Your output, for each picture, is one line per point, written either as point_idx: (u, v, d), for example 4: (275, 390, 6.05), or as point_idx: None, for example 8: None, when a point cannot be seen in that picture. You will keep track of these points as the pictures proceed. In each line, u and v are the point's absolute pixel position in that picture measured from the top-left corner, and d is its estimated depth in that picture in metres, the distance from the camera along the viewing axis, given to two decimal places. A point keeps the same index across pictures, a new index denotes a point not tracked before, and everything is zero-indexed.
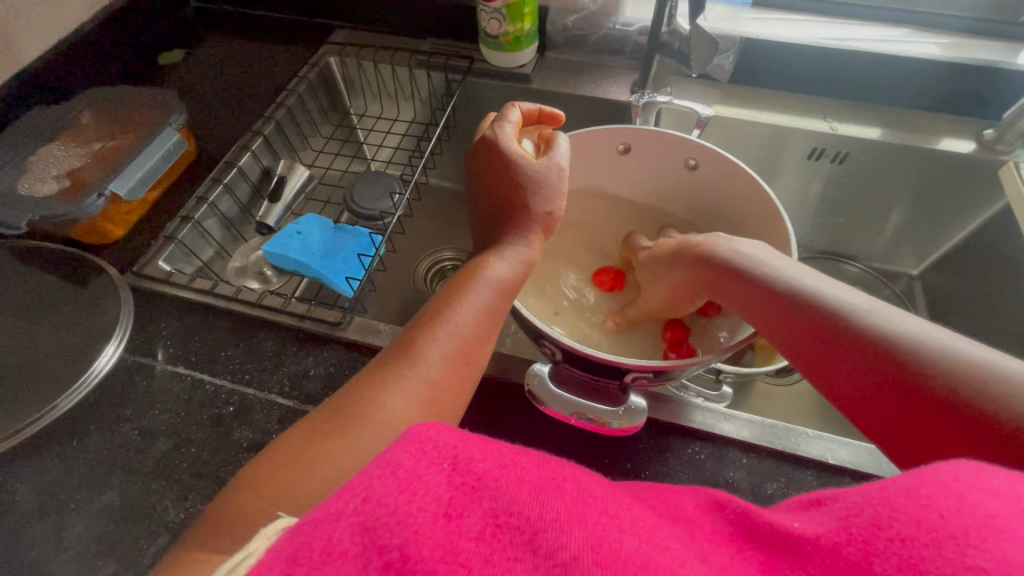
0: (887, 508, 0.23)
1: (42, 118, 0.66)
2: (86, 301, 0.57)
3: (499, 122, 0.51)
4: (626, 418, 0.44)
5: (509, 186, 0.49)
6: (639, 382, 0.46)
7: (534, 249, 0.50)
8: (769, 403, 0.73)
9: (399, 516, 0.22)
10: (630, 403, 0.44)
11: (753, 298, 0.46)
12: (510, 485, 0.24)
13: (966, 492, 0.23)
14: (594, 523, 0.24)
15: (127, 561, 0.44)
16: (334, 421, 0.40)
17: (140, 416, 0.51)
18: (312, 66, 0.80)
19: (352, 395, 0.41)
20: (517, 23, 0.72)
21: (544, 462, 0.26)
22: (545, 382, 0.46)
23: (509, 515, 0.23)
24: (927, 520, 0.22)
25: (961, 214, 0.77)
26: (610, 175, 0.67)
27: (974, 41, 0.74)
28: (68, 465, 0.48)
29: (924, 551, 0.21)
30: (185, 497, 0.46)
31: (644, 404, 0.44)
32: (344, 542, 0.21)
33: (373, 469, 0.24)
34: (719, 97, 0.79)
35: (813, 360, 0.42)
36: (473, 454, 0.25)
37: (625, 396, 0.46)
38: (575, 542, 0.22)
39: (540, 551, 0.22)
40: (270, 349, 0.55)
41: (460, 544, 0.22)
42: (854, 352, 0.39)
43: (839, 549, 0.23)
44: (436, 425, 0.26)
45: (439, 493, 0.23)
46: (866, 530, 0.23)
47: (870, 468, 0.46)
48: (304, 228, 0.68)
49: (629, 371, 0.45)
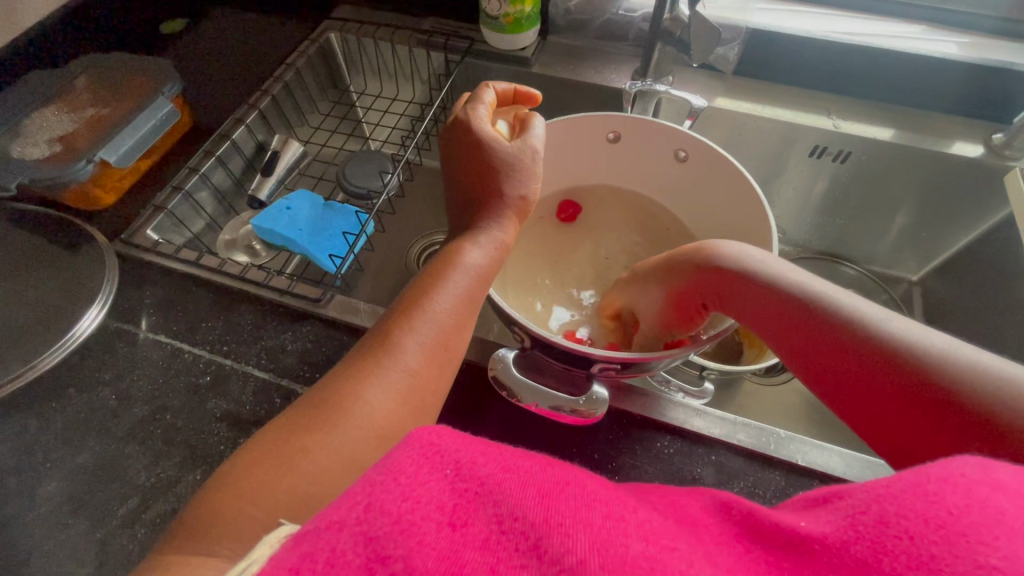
0: (895, 506, 0.23)
1: (38, 82, 0.66)
2: (74, 265, 0.57)
3: (471, 104, 0.50)
4: (587, 408, 0.44)
5: (480, 172, 0.49)
6: (605, 373, 0.46)
7: (509, 234, 0.49)
8: (753, 402, 0.72)
9: (402, 525, 0.21)
10: (591, 393, 0.44)
11: (761, 303, 0.44)
12: (513, 488, 0.24)
13: (974, 487, 0.22)
14: (598, 527, 0.23)
15: (97, 520, 0.45)
16: (314, 417, 0.40)
17: (119, 380, 0.52)
18: (312, 41, 0.79)
19: (335, 389, 0.42)
20: (517, 4, 0.70)
21: (547, 466, 0.27)
22: (509, 368, 0.46)
23: (513, 520, 0.23)
24: (936, 517, 0.22)
25: (967, 218, 0.74)
26: (602, 164, 0.66)
27: (996, 42, 0.70)
28: (46, 425, 0.49)
29: (933, 548, 0.21)
30: (157, 463, 0.47)
31: (606, 395, 0.44)
32: (347, 552, 0.21)
33: (374, 476, 0.24)
34: (723, 90, 0.77)
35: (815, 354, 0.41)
36: (475, 458, 0.25)
37: (588, 385, 0.47)
38: (582, 546, 0.22)
39: (545, 556, 0.22)
40: (250, 322, 0.55)
41: (465, 554, 0.22)
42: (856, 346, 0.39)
43: (847, 547, 0.23)
44: (437, 430, 0.26)
45: (443, 501, 0.23)
46: (874, 528, 0.22)
47: (840, 471, 0.46)
48: (294, 203, 0.68)
49: (596, 362, 0.44)
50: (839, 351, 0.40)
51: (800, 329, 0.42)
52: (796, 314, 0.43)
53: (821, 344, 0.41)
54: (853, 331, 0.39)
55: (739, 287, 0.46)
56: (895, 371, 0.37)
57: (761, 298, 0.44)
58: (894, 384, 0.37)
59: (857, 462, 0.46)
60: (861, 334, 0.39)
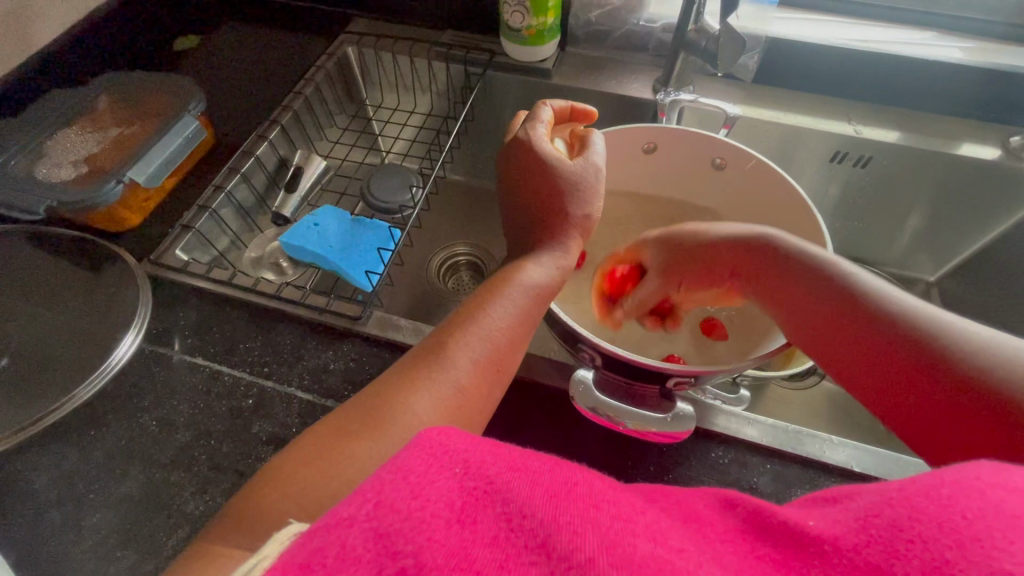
0: (908, 510, 0.23)
1: (59, 103, 0.65)
2: (105, 289, 0.56)
3: (531, 122, 0.51)
4: (675, 424, 0.44)
5: (544, 190, 0.49)
6: (680, 387, 0.47)
7: (572, 257, 0.49)
8: (782, 406, 0.73)
9: (412, 522, 0.21)
10: (678, 409, 0.45)
11: (787, 298, 0.46)
12: (522, 488, 0.24)
13: (988, 490, 0.23)
14: (606, 528, 0.23)
15: (148, 552, 0.44)
16: (359, 424, 0.40)
17: (159, 406, 0.50)
18: (330, 55, 0.79)
19: (376, 395, 0.41)
20: (540, 16, 0.70)
21: (555, 465, 0.26)
22: (590, 390, 0.46)
23: (522, 517, 0.23)
24: (950, 522, 0.22)
25: (984, 219, 0.76)
26: (634, 173, 0.66)
27: (1004, 46, 0.72)
28: (87, 455, 0.48)
29: (948, 553, 0.21)
30: (204, 490, 0.46)
31: (691, 411, 0.45)
32: (358, 548, 0.21)
33: (385, 474, 0.23)
34: (741, 97, 0.78)
35: (840, 350, 0.42)
36: (484, 458, 0.25)
37: (672, 403, 0.47)
38: (591, 544, 0.22)
39: (554, 554, 0.21)
40: (290, 342, 0.55)
41: (474, 550, 0.21)
42: (877, 340, 0.40)
43: (858, 551, 0.23)
44: (445, 430, 0.26)
45: (451, 499, 0.23)
46: (886, 532, 0.23)
47: (895, 476, 0.46)
48: (321, 220, 0.67)
49: (671, 376, 0.45)
50: (839, 318, 0.42)
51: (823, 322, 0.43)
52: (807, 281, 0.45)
53: (831, 322, 0.43)
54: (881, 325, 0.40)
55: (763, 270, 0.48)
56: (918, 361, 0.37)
57: (778, 276, 0.47)
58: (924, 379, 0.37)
59: (911, 466, 0.46)
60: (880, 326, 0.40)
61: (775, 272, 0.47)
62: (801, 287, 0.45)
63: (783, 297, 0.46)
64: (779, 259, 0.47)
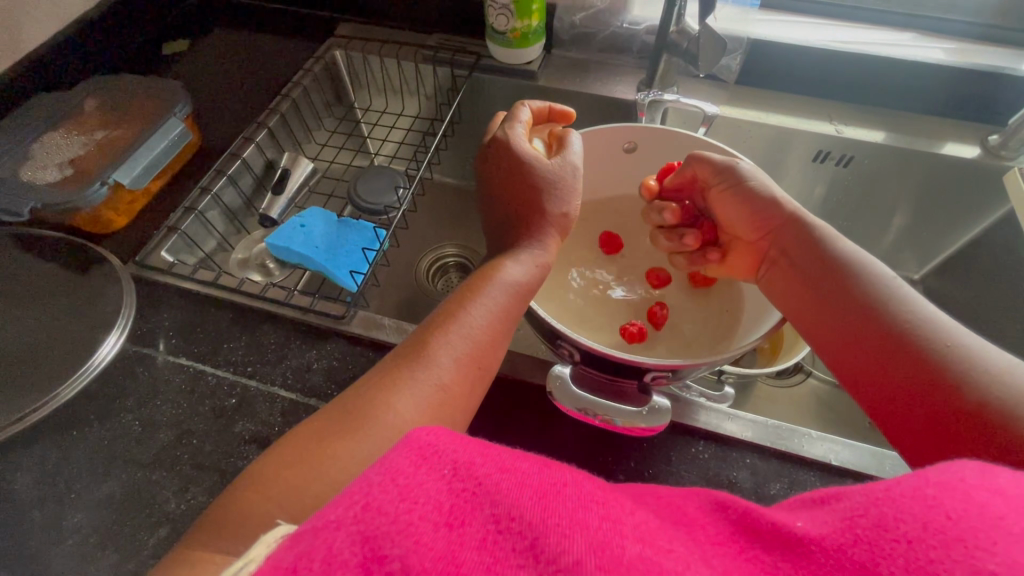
0: (892, 510, 0.23)
1: (44, 106, 0.66)
2: (90, 290, 0.56)
3: (510, 122, 0.52)
4: (649, 419, 0.44)
5: (524, 188, 0.49)
6: (657, 381, 0.47)
7: (551, 253, 0.50)
8: (768, 404, 0.73)
9: (400, 525, 0.21)
10: (654, 404, 0.45)
11: (804, 274, 0.49)
12: (510, 489, 0.24)
13: (973, 492, 0.23)
14: (596, 529, 0.23)
15: (128, 552, 0.44)
16: (343, 424, 0.40)
17: (141, 406, 0.51)
18: (318, 59, 0.80)
19: (362, 396, 0.42)
20: (524, 19, 0.71)
21: (545, 466, 0.26)
22: (565, 384, 0.47)
23: (510, 520, 0.23)
24: (935, 521, 0.22)
25: (965, 218, 0.77)
26: (617, 174, 0.67)
27: (983, 47, 0.73)
28: (68, 455, 0.48)
29: (932, 553, 0.21)
30: (186, 489, 0.46)
31: (667, 405, 0.45)
32: (344, 551, 0.21)
33: (373, 476, 0.24)
34: (726, 98, 0.79)
35: (837, 327, 0.46)
36: (473, 459, 0.25)
37: (647, 396, 0.47)
38: (578, 547, 0.22)
39: (542, 557, 0.22)
40: (273, 342, 0.55)
41: (461, 554, 0.22)
42: (877, 326, 0.43)
43: (845, 550, 0.23)
44: (435, 430, 0.26)
45: (440, 501, 0.23)
46: (872, 532, 0.23)
47: (874, 469, 0.46)
48: (307, 221, 0.67)
49: (647, 371, 0.45)
50: (849, 298, 0.46)
51: (830, 300, 0.47)
52: (831, 265, 0.48)
53: (841, 302, 0.46)
54: (888, 316, 0.43)
55: (791, 248, 0.51)
56: (908, 353, 0.40)
57: (805, 257, 0.50)
58: (906, 368, 0.40)
59: (888, 460, 0.47)
60: (885, 317, 0.43)
61: (799, 254, 0.50)
62: (823, 270, 0.48)
63: (801, 274, 0.50)
64: (808, 242, 0.50)
